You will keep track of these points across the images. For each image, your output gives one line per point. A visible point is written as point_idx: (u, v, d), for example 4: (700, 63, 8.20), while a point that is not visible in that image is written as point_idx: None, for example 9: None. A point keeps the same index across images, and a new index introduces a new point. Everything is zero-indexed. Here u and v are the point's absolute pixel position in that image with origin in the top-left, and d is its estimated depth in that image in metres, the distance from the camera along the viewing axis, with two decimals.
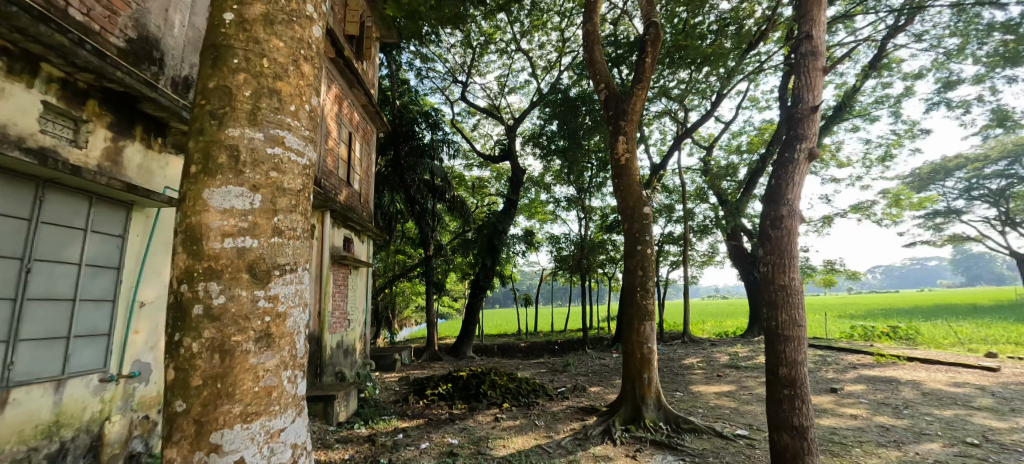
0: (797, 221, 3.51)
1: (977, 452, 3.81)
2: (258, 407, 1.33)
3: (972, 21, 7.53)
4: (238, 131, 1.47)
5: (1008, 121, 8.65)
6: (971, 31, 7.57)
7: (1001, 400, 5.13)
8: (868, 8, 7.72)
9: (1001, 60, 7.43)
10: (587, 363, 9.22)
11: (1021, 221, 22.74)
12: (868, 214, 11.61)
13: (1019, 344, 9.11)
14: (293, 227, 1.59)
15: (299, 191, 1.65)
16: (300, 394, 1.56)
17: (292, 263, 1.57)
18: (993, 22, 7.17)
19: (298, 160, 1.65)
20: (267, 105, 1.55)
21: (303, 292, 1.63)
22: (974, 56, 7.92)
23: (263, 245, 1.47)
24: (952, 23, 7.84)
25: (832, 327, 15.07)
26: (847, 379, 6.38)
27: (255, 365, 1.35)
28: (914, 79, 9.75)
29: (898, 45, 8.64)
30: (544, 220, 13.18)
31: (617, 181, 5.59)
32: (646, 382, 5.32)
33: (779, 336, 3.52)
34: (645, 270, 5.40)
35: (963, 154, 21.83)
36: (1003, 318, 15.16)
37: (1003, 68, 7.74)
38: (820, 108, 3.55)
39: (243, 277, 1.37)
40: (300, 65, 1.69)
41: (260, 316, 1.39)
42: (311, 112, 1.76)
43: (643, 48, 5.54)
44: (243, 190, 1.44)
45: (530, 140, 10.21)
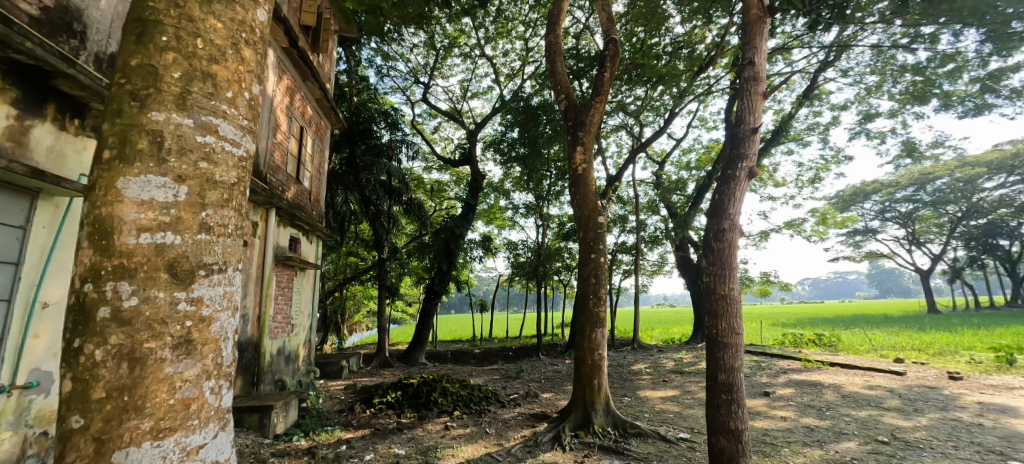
0: (737, 234, 3.70)
1: (886, 450, 4.18)
2: (173, 422, 1.18)
3: (888, 62, 8.45)
4: (164, 116, 1.30)
5: (915, 152, 9.74)
6: (887, 71, 8.50)
7: (906, 401, 5.71)
8: (803, 42, 8.45)
9: (911, 98, 8.40)
10: (540, 369, 9.26)
11: (924, 241, 25.85)
12: (800, 230, 12.61)
13: (921, 351, 10.26)
14: (224, 224, 1.43)
15: (233, 185, 1.48)
16: (225, 406, 1.41)
17: (220, 263, 1.42)
18: (906, 64, 8.09)
19: (233, 150, 1.49)
20: (200, 89, 1.39)
21: (233, 295, 1.48)
22: (890, 93, 8.90)
23: (188, 242, 1.30)
24: (872, 62, 8.74)
25: (767, 335, 16.23)
26: (778, 383, 6.84)
27: (171, 375, 1.19)
28: (839, 110, 10.76)
29: (827, 79, 9.52)
30: (503, 226, 13.19)
31: (574, 190, 5.69)
32: (596, 388, 5.40)
33: (718, 344, 3.67)
34: (598, 278, 5.51)
35: (879, 180, 24.50)
36: (908, 327, 17.07)
37: (912, 105, 8.74)
38: (761, 130, 3.77)
39: (162, 276, 1.21)
40: (240, 49, 1.54)
41: (180, 321, 1.23)
42: (251, 101, 1.61)
43: (603, 63, 5.71)
44: (166, 181, 1.28)
45: (491, 145, 10.21)
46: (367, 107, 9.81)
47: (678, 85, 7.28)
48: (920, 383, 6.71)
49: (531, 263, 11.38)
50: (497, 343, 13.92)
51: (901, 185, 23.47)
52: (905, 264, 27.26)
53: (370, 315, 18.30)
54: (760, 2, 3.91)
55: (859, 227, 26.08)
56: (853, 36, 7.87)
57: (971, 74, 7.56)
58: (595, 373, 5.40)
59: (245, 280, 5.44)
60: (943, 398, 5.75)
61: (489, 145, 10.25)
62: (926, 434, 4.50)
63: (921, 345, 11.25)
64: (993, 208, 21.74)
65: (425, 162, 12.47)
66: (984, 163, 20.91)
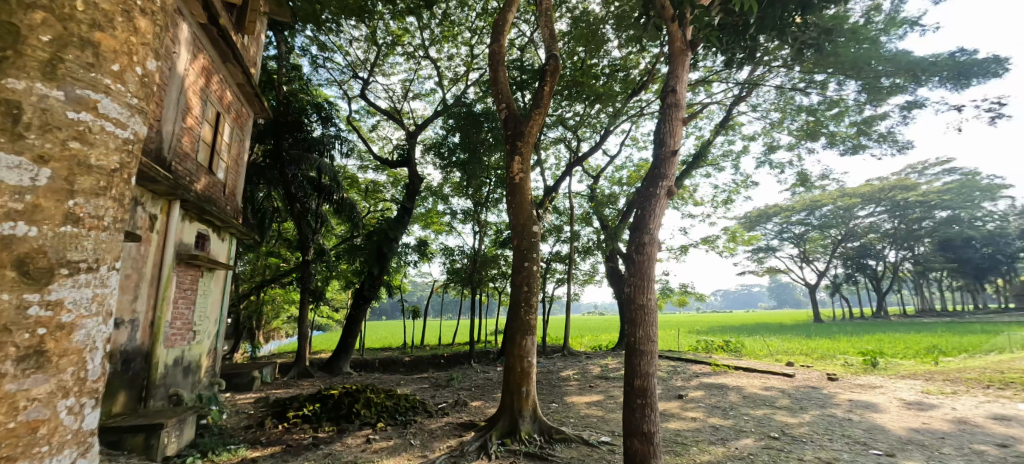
0: (656, 248, 3.93)
1: (777, 444, 4.69)
2: (11, 451, 0.85)
3: (788, 102, 9.69)
4: (18, 84, 0.92)
5: (807, 182, 11.23)
6: (788, 109, 9.75)
7: (793, 399, 6.49)
8: (721, 78, 9.40)
9: (805, 135, 9.71)
10: (471, 377, 9.18)
11: (812, 259, 29.95)
12: (714, 246, 13.88)
13: (806, 355, 11.79)
14: (97, 214, 1.08)
15: (112, 171, 1.12)
16: (87, 427, 1.08)
17: (89, 260, 1.07)
18: (802, 105, 9.35)
19: (114, 132, 1.13)
20: (76, 58, 1.03)
21: (104, 298, 1.14)
22: (789, 129, 10.21)
23: (43, 236, 0.95)
24: (777, 101, 9.95)
25: (683, 341, 17.69)
26: (691, 386, 7.43)
27: (11, 392, 0.84)
28: (748, 141, 12.09)
29: (739, 112, 10.67)
30: (441, 231, 12.97)
31: (511, 199, 5.79)
32: (524, 395, 5.46)
33: (636, 351, 3.86)
34: (530, 285, 5.60)
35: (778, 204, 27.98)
36: (798, 334, 19.57)
37: (806, 141, 10.08)
38: (679, 153, 4.08)
39: (3, 274, 0.86)
40: (131, 16, 1.16)
41: (27, 328, 0.89)
42: (142, 77, 1.24)
43: (544, 77, 5.89)
44: (15, 160, 0.91)
45: (431, 148, 10.04)
46: (298, 97, 9.12)
47: (614, 105, 7.73)
48: (804, 384, 7.66)
49: (467, 269, 11.34)
50: (429, 351, 13.58)
51: (796, 210, 26.67)
52: (797, 279, 31.33)
53: (290, 321, 16.94)
54: (682, 36, 4.23)
55: (760, 245, 29.29)
56: (761, 76, 8.93)
57: (849, 119, 8.90)
58: (523, 380, 5.45)
59: (133, 280, 4.70)
60: (821, 397, 6.62)
61: (429, 148, 10.07)
62: (808, 429, 5.13)
63: (806, 350, 12.94)
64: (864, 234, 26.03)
65: (359, 160, 11.90)
66: (858, 195, 24.78)
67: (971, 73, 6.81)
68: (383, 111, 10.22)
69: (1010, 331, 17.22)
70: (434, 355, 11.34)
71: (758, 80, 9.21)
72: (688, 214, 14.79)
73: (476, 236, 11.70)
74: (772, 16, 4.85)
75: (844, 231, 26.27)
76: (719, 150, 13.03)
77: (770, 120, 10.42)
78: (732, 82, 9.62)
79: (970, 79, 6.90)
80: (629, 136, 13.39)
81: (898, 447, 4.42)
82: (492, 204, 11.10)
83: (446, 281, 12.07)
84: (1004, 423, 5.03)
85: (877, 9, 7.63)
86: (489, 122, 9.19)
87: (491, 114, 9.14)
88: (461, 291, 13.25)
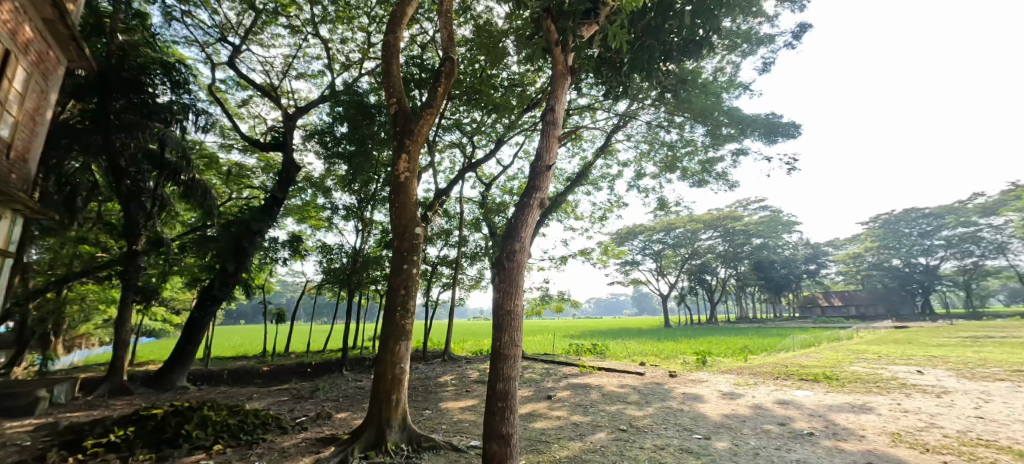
0: (526, 256, 4.13)
1: (625, 436, 5.21)
2: None
3: (654, 135, 11.15)
4: None
5: (665, 208, 13.13)
6: (653, 141, 11.26)
7: (641, 395, 7.39)
8: (601, 106, 10.53)
9: (664, 166, 11.38)
10: (341, 386, 8.51)
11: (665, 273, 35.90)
12: (589, 257, 15.14)
13: (655, 355, 13.75)
14: None
15: None
16: None
17: None
18: (658, 142, 11.09)
19: None
20: None
21: None
22: (653, 160, 11.85)
23: None
24: (645, 133, 11.40)
25: (556, 345, 19.14)
26: (559, 387, 7.99)
27: None
28: (622, 166, 13.59)
29: (616, 139, 12.03)
30: (319, 227, 11.90)
31: (394, 198, 5.68)
32: (395, 404, 5.30)
33: (500, 355, 3.96)
34: (408, 289, 5.56)
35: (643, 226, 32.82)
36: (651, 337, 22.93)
37: (667, 172, 11.59)
38: (554, 168, 4.33)
39: None
40: None
41: None
42: None
43: (439, 77, 5.89)
44: None
45: (313, 135, 9.21)
46: (140, 50, 7.49)
47: (509, 117, 8.28)
48: (653, 381, 8.78)
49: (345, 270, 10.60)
50: (295, 359, 12.22)
51: (658, 230, 32.33)
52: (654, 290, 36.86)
53: (105, 327, 13.72)
54: (564, 60, 4.48)
55: (630, 258, 34.51)
56: (634, 111, 10.21)
57: (696, 157, 10.68)
58: (394, 387, 5.31)
59: None
60: (663, 392, 7.65)
61: (310, 135, 9.26)
62: (650, 420, 5.83)
63: (656, 351, 15.03)
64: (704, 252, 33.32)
65: (223, 138, 10.26)
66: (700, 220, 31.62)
67: (778, 132, 8.66)
68: (256, 85, 9.05)
69: (795, 334, 22.60)
70: (298, 364, 10.29)
71: (630, 115, 10.61)
72: (569, 227, 15.79)
73: (358, 234, 10.99)
74: (643, 56, 5.41)
75: (692, 251, 32.79)
76: (598, 171, 14.39)
77: (640, 149, 12.03)
78: (611, 111, 10.87)
79: (777, 137, 8.75)
80: (521, 148, 13.55)
81: (713, 431, 5.29)
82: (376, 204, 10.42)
83: (320, 282, 11.08)
84: (784, 406, 6.41)
85: (721, 71, 9.33)
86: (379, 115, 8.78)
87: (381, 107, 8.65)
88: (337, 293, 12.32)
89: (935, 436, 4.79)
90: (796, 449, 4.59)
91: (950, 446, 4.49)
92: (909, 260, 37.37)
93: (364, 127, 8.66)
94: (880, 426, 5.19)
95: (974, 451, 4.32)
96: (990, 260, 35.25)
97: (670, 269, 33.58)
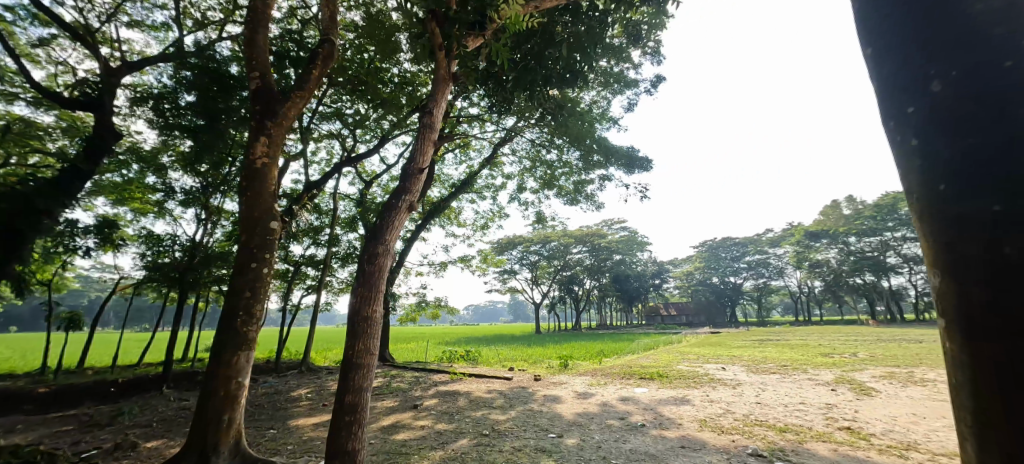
0: (390, 259, 3.98)
1: (487, 441, 5.32)
2: None
3: (536, 153, 12.02)
4: None
5: (542, 222, 14.33)
6: (536, 159, 12.03)
7: (506, 398, 7.78)
8: (489, 118, 11.09)
9: (544, 183, 12.33)
10: (154, 412, 7.77)
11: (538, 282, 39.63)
12: (468, 265, 15.62)
13: (524, 360, 14.77)
14: None
15: None
16: None
17: None
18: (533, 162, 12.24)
19: None
20: None
21: None
22: (534, 177, 12.77)
23: None
24: (530, 150, 12.12)
25: (431, 353, 19.09)
26: (427, 396, 8.16)
27: None
28: (506, 180, 14.33)
29: (502, 152, 12.71)
30: (149, 213, 9.86)
31: (246, 185, 5.10)
32: (226, 425, 4.69)
33: (351, 365, 3.71)
34: (255, 292, 5.07)
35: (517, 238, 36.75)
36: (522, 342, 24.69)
37: (546, 190, 12.55)
38: (427, 171, 4.31)
39: None
40: None
41: None
42: None
43: (313, 58, 5.41)
44: None
45: (148, 99, 8.04)
46: None
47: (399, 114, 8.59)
48: (518, 385, 9.29)
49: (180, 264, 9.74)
50: (94, 376, 9.77)
51: (535, 241, 37.63)
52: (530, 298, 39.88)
53: None
54: (447, 66, 4.55)
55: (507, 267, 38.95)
56: (521, 128, 10.98)
57: (570, 178, 11.82)
58: (227, 406, 4.71)
59: None
60: (526, 394, 8.12)
61: (142, 98, 7.94)
62: (511, 423, 6.10)
63: (526, 356, 16.14)
64: (573, 265, 39.23)
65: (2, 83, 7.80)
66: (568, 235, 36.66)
67: (635, 165, 10.31)
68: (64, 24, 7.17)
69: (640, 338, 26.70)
70: (98, 382, 8.81)
71: (511, 135, 11.52)
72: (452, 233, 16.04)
73: (199, 225, 10.49)
74: (525, 77, 5.99)
75: (563, 262, 38.58)
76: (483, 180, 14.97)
77: (524, 165, 12.96)
78: (498, 125, 11.65)
79: (635, 169, 10.41)
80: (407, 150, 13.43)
81: (565, 429, 5.78)
82: (228, 190, 10.21)
83: (143, 279, 9.87)
84: (625, 402, 7.34)
85: (596, 104, 10.55)
86: (240, 89, 8.43)
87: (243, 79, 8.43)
88: (162, 291, 10.71)
89: (729, 420, 6.00)
90: (629, 440, 5.24)
91: (737, 427, 5.64)
92: (724, 279, 47.46)
93: (215, 98, 8.07)
94: (694, 415, 6.29)
95: (753, 430, 5.49)
96: (775, 280, 46.84)
97: (543, 278, 39.17)
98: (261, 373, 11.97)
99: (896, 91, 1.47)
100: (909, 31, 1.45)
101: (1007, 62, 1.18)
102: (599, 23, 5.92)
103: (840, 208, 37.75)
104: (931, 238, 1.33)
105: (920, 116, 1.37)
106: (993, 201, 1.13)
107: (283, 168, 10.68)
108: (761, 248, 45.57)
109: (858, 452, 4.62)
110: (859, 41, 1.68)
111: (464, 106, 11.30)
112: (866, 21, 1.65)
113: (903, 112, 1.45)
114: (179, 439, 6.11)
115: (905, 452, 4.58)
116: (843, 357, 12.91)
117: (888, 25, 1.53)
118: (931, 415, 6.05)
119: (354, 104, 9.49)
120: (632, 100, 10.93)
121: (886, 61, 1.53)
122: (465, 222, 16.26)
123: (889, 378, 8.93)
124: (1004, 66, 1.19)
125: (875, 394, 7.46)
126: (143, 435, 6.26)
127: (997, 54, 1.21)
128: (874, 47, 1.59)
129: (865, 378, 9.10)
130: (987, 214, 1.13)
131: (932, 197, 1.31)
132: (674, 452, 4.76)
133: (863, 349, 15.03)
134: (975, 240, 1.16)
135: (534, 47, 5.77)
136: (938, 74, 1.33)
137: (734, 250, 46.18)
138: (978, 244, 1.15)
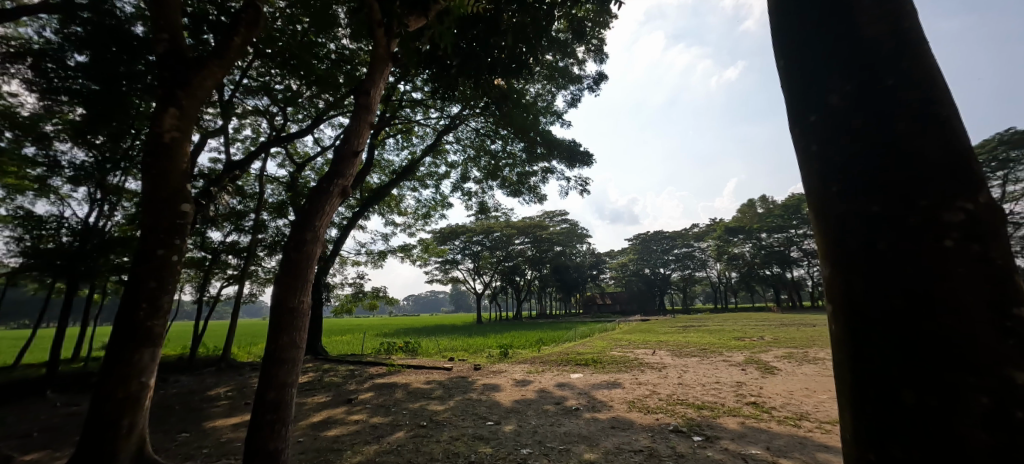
0: (319, 247, 3.78)
1: (423, 431, 5.30)
2: None
3: (481, 142, 11.95)
4: None
5: (485, 213, 14.43)
6: (481, 147, 12.02)
7: (445, 389, 7.81)
8: (431, 104, 10.91)
9: (488, 173, 12.35)
10: (32, 420, 6.76)
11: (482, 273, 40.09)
12: (409, 254, 15.37)
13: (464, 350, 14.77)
14: None
15: None
16: None
17: None
18: (477, 149, 12.19)
19: None
20: None
21: None
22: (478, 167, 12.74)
23: None
24: (474, 138, 12.05)
25: (368, 345, 18.45)
26: (363, 389, 7.97)
27: None
28: (449, 168, 14.21)
29: (446, 139, 12.53)
30: (27, 191, 8.41)
31: (149, 162, 4.50)
32: (126, 431, 4.21)
33: (274, 359, 3.47)
34: (162, 281, 4.55)
35: (462, 227, 37.49)
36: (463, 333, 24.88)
37: (490, 179, 12.59)
38: (362, 155, 4.11)
39: None
40: None
41: None
42: None
43: (236, 23, 4.82)
44: None
45: (25, 55, 6.70)
46: None
47: (338, 92, 8.39)
48: (457, 375, 9.32)
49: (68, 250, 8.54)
50: None
51: (478, 231, 37.87)
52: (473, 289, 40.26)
53: None
54: (386, 46, 4.32)
55: (450, 257, 38.70)
56: (466, 116, 10.94)
57: (514, 169, 11.97)
58: (126, 409, 4.22)
59: None
60: (466, 384, 8.22)
61: (17, 54, 6.62)
62: (449, 413, 6.13)
63: (468, 345, 16.24)
64: (516, 255, 40.26)
65: None
66: None
67: (576, 158, 10.65)
68: None
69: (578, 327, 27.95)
70: None
71: (454, 123, 11.44)
72: (393, 222, 15.72)
73: (94, 205, 9.21)
74: (468, 64, 5.97)
75: (505, 253, 39.72)
76: (426, 168, 14.69)
77: (467, 154, 12.97)
78: (442, 112, 11.52)
79: (576, 163, 10.77)
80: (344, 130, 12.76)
81: (503, 416, 5.94)
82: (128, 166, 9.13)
83: (17, 267, 8.47)
84: (562, 387, 7.69)
85: (540, 97, 10.77)
86: (145, 53, 7.49)
87: (151, 43, 7.49)
88: (45, 282, 9.25)
89: (654, 400, 6.51)
90: (565, 423, 5.49)
91: (662, 406, 6.14)
92: (655, 270, 51.13)
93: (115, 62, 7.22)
94: (624, 397, 6.75)
95: (675, 408, 5.99)
96: (699, 271, 51.25)
97: (485, 268, 39.75)
98: (172, 373, 10.85)
99: (799, 103, 1.64)
100: (819, 48, 1.59)
101: (890, 81, 1.36)
102: (546, 16, 5.96)
103: (755, 208, 42.24)
104: (823, 234, 1.49)
105: (819, 124, 1.53)
106: (874, 200, 1.29)
107: (199, 144, 9.67)
108: (687, 241, 50.10)
109: (761, 423, 5.22)
110: (775, 56, 1.83)
111: (407, 90, 10.99)
112: (780, 38, 1.79)
113: (805, 119, 1.60)
114: (67, 449, 5.43)
115: (797, 421, 5.28)
116: (753, 340, 14.51)
117: (795, 43, 1.70)
118: (819, 388, 7.05)
119: (284, 79, 8.86)
120: (575, 96, 11.27)
121: (795, 76, 1.68)
122: (406, 211, 15.94)
123: (788, 358, 10.16)
124: (888, 84, 1.36)
125: (776, 372, 8.48)
126: (17, 448, 5.42)
127: (882, 76, 1.38)
128: (786, 61, 1.74)
129: (770, 358, 10.29)
130: (869, 212, 1.30)
131: (827, 197, 1.46)
132: (605, 432, 5.05)
133: (768, 333, 17.03)
134: (858, 234, 1.33)
135: (479, 34, 5.81)
136: (835, 89, 1.49)
137: (664, 243, 49.82)
138: (858, 240, 1.32)
